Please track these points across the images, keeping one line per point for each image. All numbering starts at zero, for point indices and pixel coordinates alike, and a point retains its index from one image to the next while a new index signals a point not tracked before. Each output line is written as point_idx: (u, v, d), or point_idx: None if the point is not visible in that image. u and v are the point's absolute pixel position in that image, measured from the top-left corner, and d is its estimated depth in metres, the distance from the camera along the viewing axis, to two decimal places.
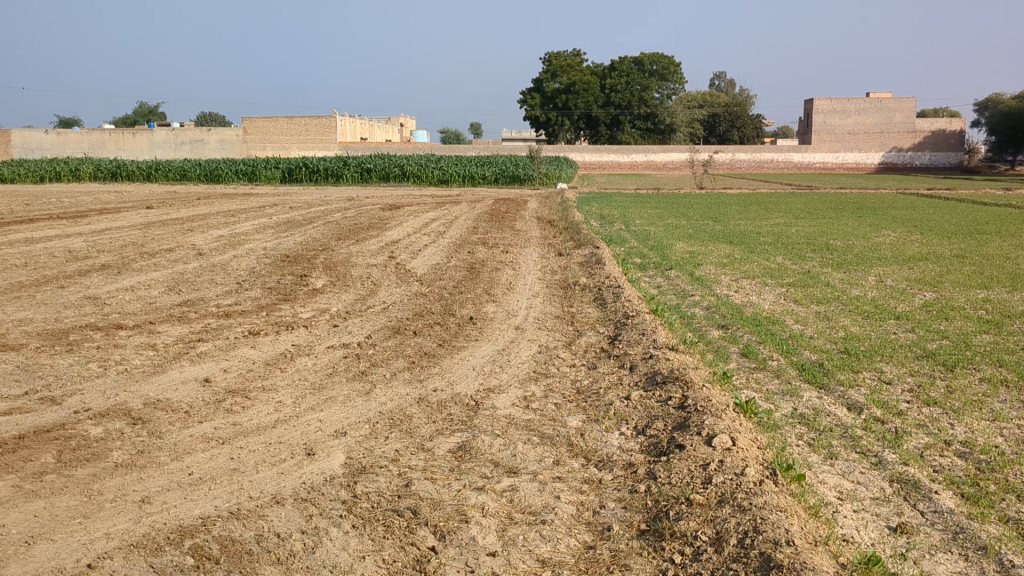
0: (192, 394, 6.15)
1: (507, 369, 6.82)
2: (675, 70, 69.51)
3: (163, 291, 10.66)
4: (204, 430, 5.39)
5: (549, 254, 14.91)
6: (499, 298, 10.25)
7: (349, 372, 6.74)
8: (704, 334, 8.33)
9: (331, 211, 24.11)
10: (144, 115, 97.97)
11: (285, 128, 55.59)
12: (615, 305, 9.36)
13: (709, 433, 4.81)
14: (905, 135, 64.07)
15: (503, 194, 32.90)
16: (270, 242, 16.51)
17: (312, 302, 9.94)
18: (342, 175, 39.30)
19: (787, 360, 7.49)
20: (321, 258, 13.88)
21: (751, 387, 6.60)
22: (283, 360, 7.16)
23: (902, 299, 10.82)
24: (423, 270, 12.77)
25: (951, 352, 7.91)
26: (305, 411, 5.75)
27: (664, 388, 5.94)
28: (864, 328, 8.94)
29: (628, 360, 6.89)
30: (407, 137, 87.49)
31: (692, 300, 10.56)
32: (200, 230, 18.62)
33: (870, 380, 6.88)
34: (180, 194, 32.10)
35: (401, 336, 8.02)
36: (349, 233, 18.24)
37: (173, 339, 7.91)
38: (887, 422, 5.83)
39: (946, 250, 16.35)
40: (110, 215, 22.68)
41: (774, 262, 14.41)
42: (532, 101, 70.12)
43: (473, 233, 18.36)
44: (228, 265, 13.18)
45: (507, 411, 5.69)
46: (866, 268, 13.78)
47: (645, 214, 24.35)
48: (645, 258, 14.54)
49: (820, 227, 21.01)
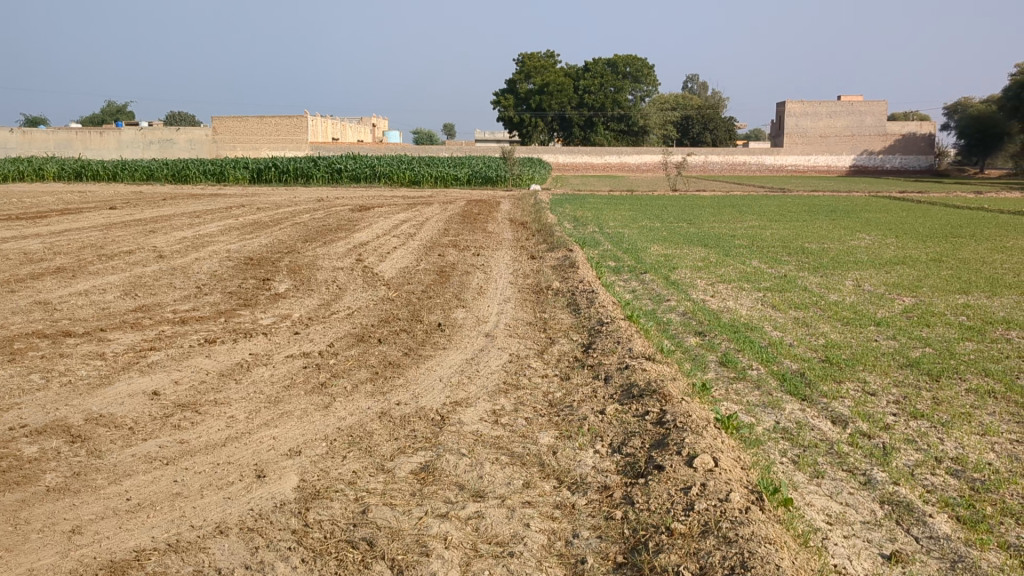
0: (139, 409, 5.76)
1: (475, 380, 6.47)
2: (649, 72, 69.80)
3: (118, 296, 10.22)
4: (148, 450, 5.00)
5: (521, 257, 14.57)
6: (469, 304, 9.90)
7: (308, 385, 6.36)
8: (680, 342, 8.03)
9: (300, 212, 23.65)
10: (112, 115, 96.74)
11: (254, 128, 55.36)
12: (589, 311, 9.05)
13: (690, 453, 4.48)
14: (876, 138, 64.36)
15: (475, 195, 32.55)
16: (235, 244, 16.04)
17: (274, 308, 9.54)
18: (312, 176, 38.78)
19: (768, 370, 7.19)
20: (286, 262, 13.46)
21: (730, 399, 6.29)
22: (239, 370, 6.78)
23: (881, 305, 10.57)
24: (391, 273, 12.41)
25: (934, 361, 7.64)
26: (259, 427, 5.38)
27: (640, 401, 5.63)
28: (845, 336, 8.67)
29: (603, 371, 6.57)
30: (379, 138, 86.81)
31: (668, 305, 10.26)
32: (161, 232, 18.11)
33: (853, 392, 6.59)
34: (146, 194, 31.47)
35: (365, 345, 7.66)
36: (317, 234, 17.85)
37: (124, 347, 7.49)
38: (874, 437, 5.54)
39: (923, 253, 16.16)
40: (72, 216, 22.07)
41: (749, 266, 14.15)
42: (504, 102, 69.30)
43: (444, 236, 17.96)
44: (189, 268, 12.74)
45: (474, 427, 5.35)
46: (843, 272, 13.55)
47: (618, 216, 24.02)
48: (620, 261, 14.24)
49: (794, 229, 20.81)
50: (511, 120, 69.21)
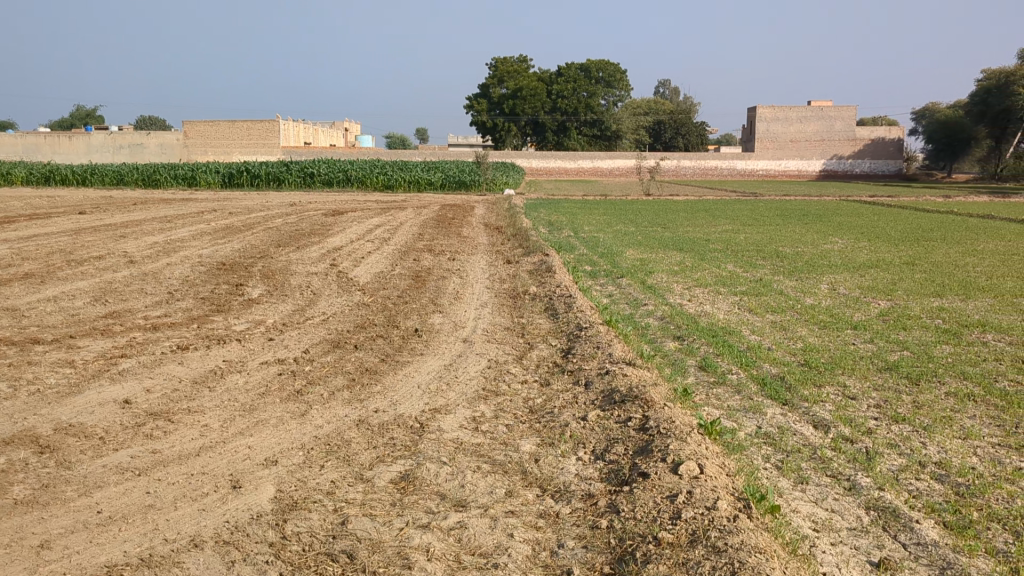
0: (110, 418, 5.61)
1: (455, 386, 6.38)
2: (622, 77, 70.05)
3: (88, 302, 10.03)
4: (119, 460, 4.87)
5: (497, 262, 14.49)
6: (446, 309, 9.81)
7: (283, 393, 6.23)
8: (660, 346, 7.98)
9: (273, 217, 23.43)
10: (81, 119, 95.81)
11: (225, 132, 54.91)
12: (567, 316, 8.99)
13: (675, 460, 4.42)
14: (846, 143, 64.92)
15: (449, 200, 32.49)
16: (207, 249, 15.85)
17: (248, 314, 9.40)
18: (284, 180, 38.48)
19: (748, 374, 7.16)
20: (259, 267, 13.31)
21: (712, 404, 6.25)
22: (212, 378, 6.65)
23: (857, 308, 10.60)
24: (366, 278, 12.29)
25: (913, 364, 7.64)
26: (234, 436, 5.26)
27: (622, 406, 5.56)
28: (823, 339, 8.66)
29: (583, 377, 6.50)
30: (352, 143, 86.50)
31: (645, 309, 10.22)
32: (131, 237, 17.87)
33: (834, 396, 6.56)
34: (116, 199, 31.12)
35: (341, 350, 7.55)
36: (291, 239, 17.70)
37: (93, 355, 7.33)
38: (857, 442, 5.51)
39: (895, 257, 16.25)
40: (40, 221, 21.75)
41: (725, 270, 14.16)
42: (477, 106, 68.54)
43: (419, 240, 17.86)
44: (161, 274, 12.56)
45: (454, 434, 5.26)
46: (818, 276, 13.58)
47: (592, 220, 24.01)
48: (595, 265, 14.22)
49: (768, 233, 20.88)
50: (484, 124, 68.82)
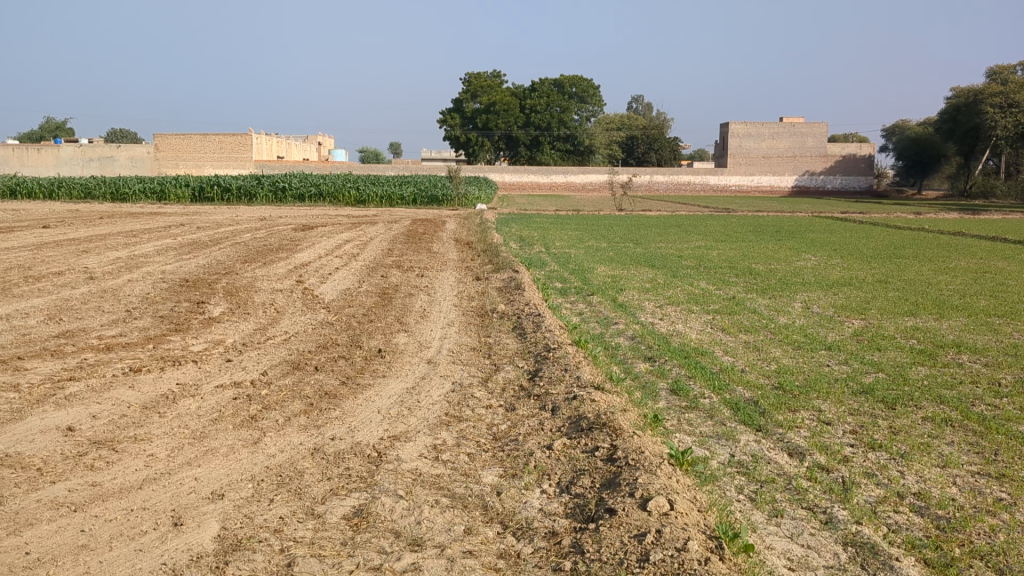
0: (50, 447, 5.31)
1: (416, 412, 6.12)
2: (595, 92, 70.28)
3: (41, 321, 9.68)
4: (54, 494, 4.57)
5: (466, 278, 14.25)
6: (411, 328, 9.55)
7: (236, 418, 5.95)
8: (630, 368, 7.76)
9: (241, 231, 23.08)
10: (50, 131, 94.71)
11: (196, 145, 54.50)
12: (535, 336, 8.75)
13: (644, 495, 4.19)
14: (818, 159, 65.34)
15: (420, 215, 32.19)
16: (171, 265, 15.49)
17: (206, 333, 9.09)
18: (255, 194, 38.07)
19: (720, 398, 6.95)
20: (223, 283, 12.99)
21: (682, 430, 6.04)
22: (163, 403, 6.35)
23: (831, 328, 10.45)
24: (333, 295, 12.00)
25: (888, 387, 7.47)
26: (181, 467, 4.98)
27: (589, 434, 5.34)
28: (796, 361, 8.48)
29: (550, 402, 6.27)
30: (325, 156, 86.18)
31: (616, 328, 10.00)
32: (93, 252, 17.46)
33: (808, 421, 6.36)
34: (82, 213, 30.59)
35: (300, 373, 7.26)
36: (257, 255, 17.33)
37: (40, 377, 7.00)
38: (833, 470, 5.32)
39: (868, 274, 16.17)
40: (2, 234, 21.26)
41: (698, 287, 14.01)
42: (450, 122, 69.09)
43: (388, 256, 17.57)
44: (120, 291, 12.19)
45: (412, 464, 5.00)
46: (791, 294, 13.44)
47: (564, 236, 23.85)
48: (566, 282, 14.03)
49: (740, 250, 20.80)
50: (458, 139, 68.86)
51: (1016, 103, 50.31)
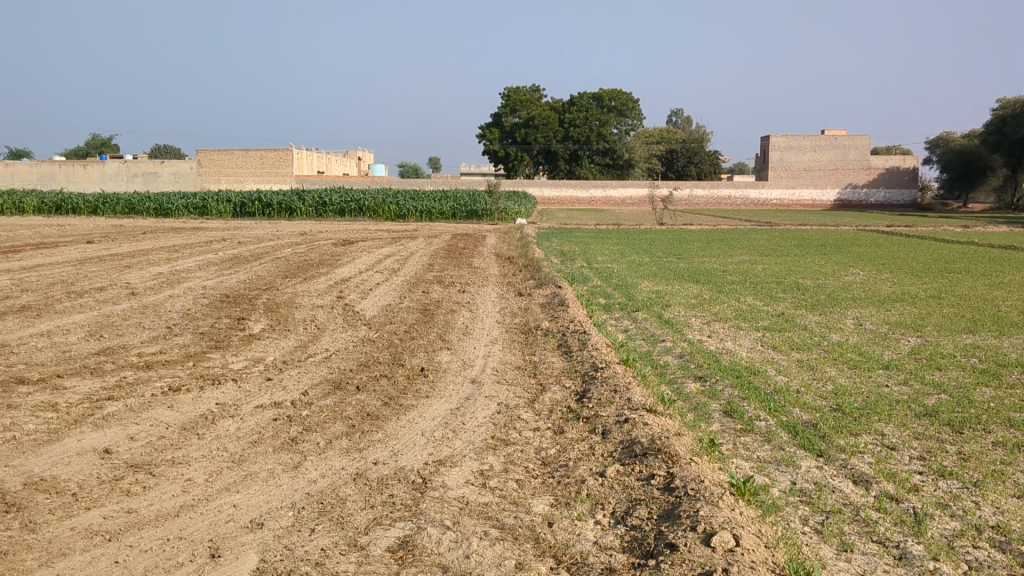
0: (86, 470, 5.17)
1: (461, 435, 5.90)
2: (634, 106, 70.07)
3: (82, 338, 9.62)
4: (90, 522, 4.41)
5: (508, 294, 14.05)
6: (454, 345, 9.35)
7: (276, 441, 5.78)
8: (681, 388, 7.50)
9: (282, 246, 23.11)
10: (96, 147, 96.16)
11: (238, 161, 55.02)
12: (582, 354, 8.51)
13: (707, 530, 3.94)
14: (861, 172, 64.51)
15: (461, 229, 32.06)
16: (212, 280, 15.46)
17: (247, 351, 8.96)
18: (296, 209, 38.27)
19: (777, 420, 6.67)
20: (264, 299, 12.90)
21: (740, 456, 5.78)
22: (202, 424, 6.19)
23: (886, 345, 10.10)
24: (373, 312, 11.86)
25: (952, 410, 7.12)
26: (220, 493, 4.80)
27: (643, 460, 5.08)
28: (853, 381, 8.16)
29: (599, 425, 6.02)
30: (365, 171, 86.66)
31: (664, 346, 9.72)
32: (136, 267, 17.52)
33: (872, 446, 6.06)
34: (126, 228, 30.85)
35: (341, 393, 7.08)
36: (297, 271, 17.24)
37: (79, 397, 6.88)
38: (903, 500, 5.02)
39: (921, 290, 15.73)
40: (47, 250, 21.44)
41: (745, 303, 13.70)
42: (489, 135, 69.21)
43: (428, 271, 17.43)
44: (161, 307, 12.15)
45: (458, 492, 4.78)
46: (841, 310, 13.09)
47: (605, 250, 23.58)
48: (610, 298, 13.78)
49: (786, 265, 20.41)
50: (497, 153, 69.01)
51: None
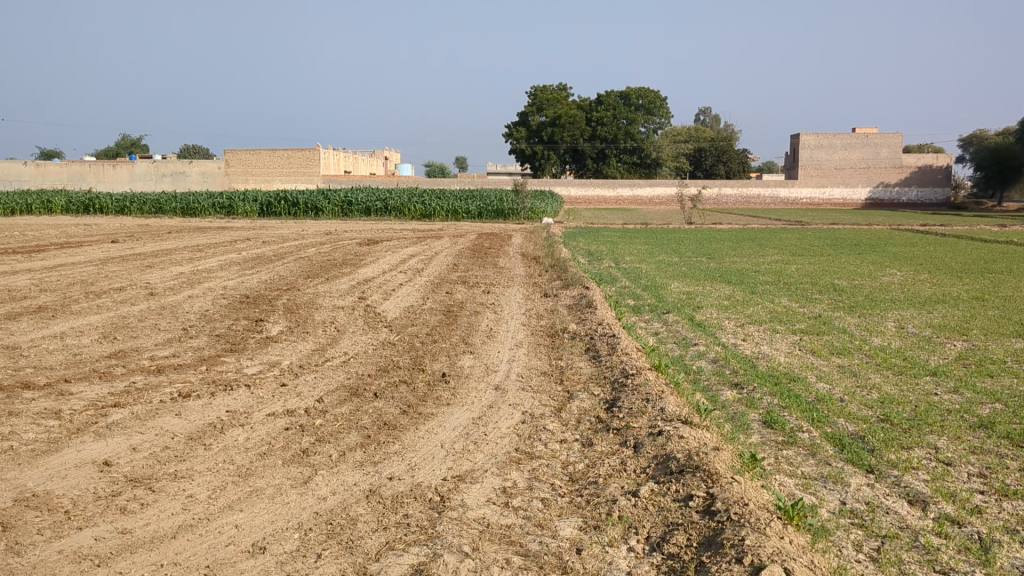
0: (83, 485, 4.83)
1: (483, 448, 5.52)
2: (662, 104, 69.58)
3: (94, 340, 9.32)
4: (78, 544, 4.06)
5: (534, 295, 13.66)
6: (477, 349, 8.97)
7: (287, 453, 5.42)
8: (717, 397, 7.09)
9: (306, 246, 22.81)
10: (125, 147, 96.94)
11: (266, 161, 55.06)
12: (610, 360, 8.10)
13: (755, 563, 3.55)
14: (892, 171, 63.59)
15: (487, 228, 31.68)
16: (233, 281, 15.16)
17: (262, 354, 8.62)
18: (322, 209, 38.09)
19: (821, 432, 6.25)
20: (284, 300, 12.61)
21: (783, 472, 5.37)
22: (210, 433, 5.85)
23: (931, 350, 9.62)
24: (395, 313, 11.51)
25: (1010, 421, 6.66)
26: (223, 513, 4.44)
27: (680, 478, 4.68)
28: (900, 388, 7.71)
29: (630, 437, 5.63)
30: (391, 170, 86.58)
31: (697, 351, 9.29)
32: (158, 267, 17.29)
33: (927, 462, 5.63)
34: (152, 228, 30.68)
35: (357, 400, 6.72)
36: (319, 270, 16.94)
37: (84, 404, 6.56)
38: (966, 525, 4.59)
39: (962, 290, 15.20)
40: (70, 250, 21.28)
41: (779, 304, 13.25)
42: (516, 134, 68.68)
43: (452, 271, 17.08)
44: (179, 308, 11.85)
45: (479, 513, 4.40)
46: (881, 312, 12.59)
47: (633, 250, 23.17)
48: (639, 299, 13.37)
49: (819, 264, 19.90)
50: (523, 152, 68.54)
51: None
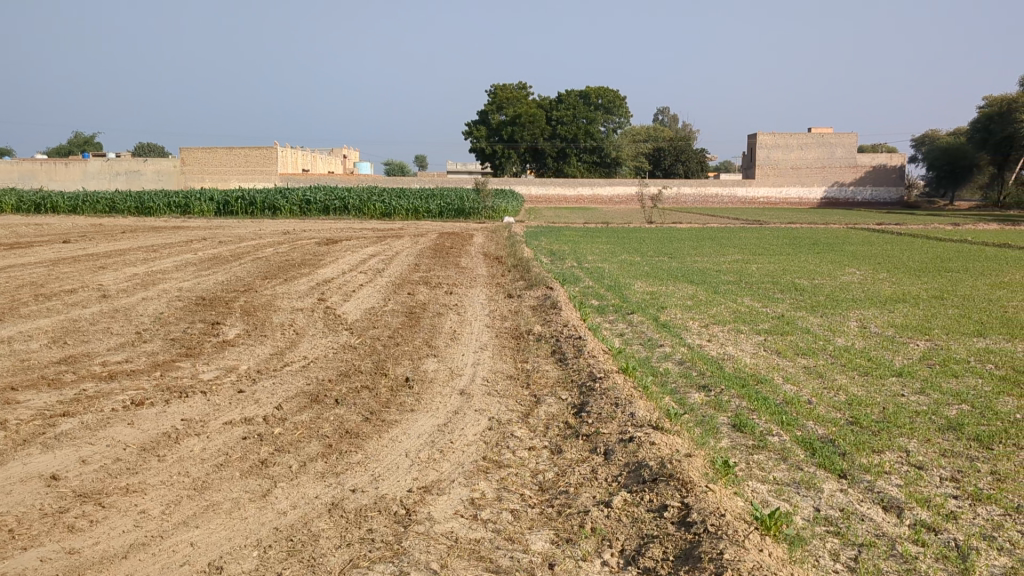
0: (28, 501, 4.60)
1: (450, 456, 5.36)
2: (621, 104, 69.93)
3: (43, 345, 9.02)
4: (22, 566, 3.84)
5: (497, 295, 13.52)
6: (441, 352, 8.80)
7: (245, 464, 5.22)
8: (686, 400, 6.98)
9: (263, 246, 22.46)
10: (78, 145, 95.27)
11: (222, 159, 54.30)
12: (577, 362, 7.97)
13: None
14: (848, 170, 64.31)
15: (448, 228, 31.46)
16: (188, 282, 14.83)
17: (219, 359, 8.38)
18: (280, 207, 37.65)
19: (791, 435, 6.16)
20: (241, 302, 12.35)
21: (755, 478, 5.26)
22: (165, 444, 5.62)
23: (895, 351, 9.60)
24: (356, 315, 11.30)
25: (978, 422, 6.62)
26: (178, 530, 4.24)
27: (653, 487, 4.55)
28: (867, 389, 7.66)
29: (600, 444, 5.50)
30: (350, 169, 86.02)
31: (663, 352, 9.19)
32: (111, 268, 16.90)
33: (899, 465, 5.57)
34: (105, 227, 30.08)
35: (318, 407, 6.52)
36: (277, 271, 16.67)
37: (31, 413, 6.29)
38: (942, 532, 4.51)
39: (922, 289, 15.29)
40: (20, 250, 20.77)
41: (742, 304, 13.22)
42: (476, 133, 68.47)
43: (414, 271, 16.90)
44: (132, 311, 11.54)
45: (446, 527, 4.24)
46: (844, 312, 12.60)
47: (595, 250, 23.13)
48: (603, 299, 13.28)
49: (780, 264, 19.96)
50: (483, 151, 68.11)
51: None
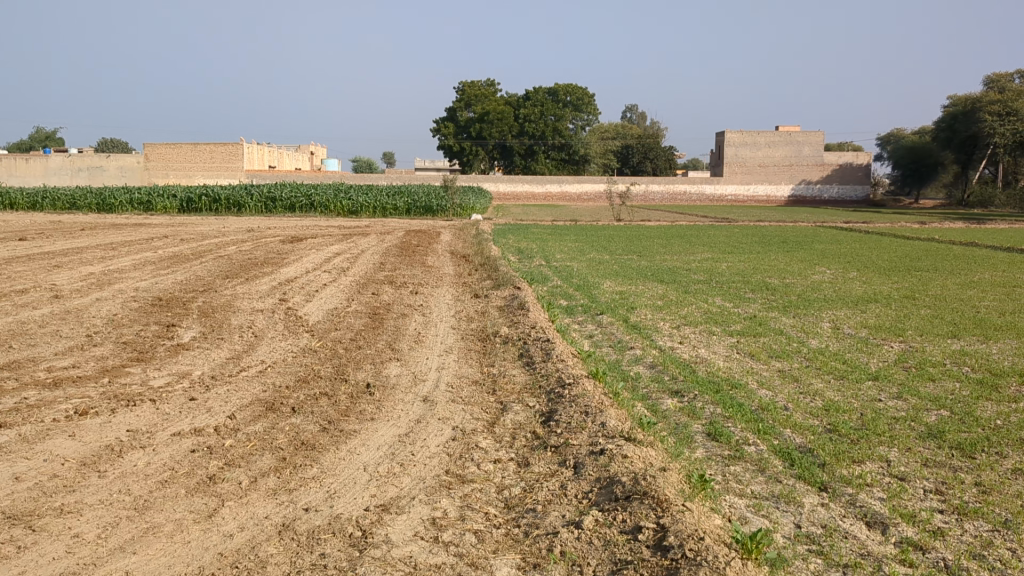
0: None
1: (411, 470, 5.06)
2: (590, 101, 69.78)
3: None
4: None
5: (464, 296, 13.22)
6: (404, 356, 8.48)
7: (191, 480, 4.88)
8: (659, 407, 6.72)
9: (226, 244, 22.00)
10: (40, 140, 93.86)
11: (187, 156, 53.63)
12: (545, 367, 7.69)
13: None
14: (814, 169, 64.62)
15: (415, 226, 31.14)
16: (146, 282, 14.36)
17: (171, 364, 7.99)
18: (245, 204, 37.06)
19: (768, 445, 5.91)
20: (199, 302, 11.95)
21: (732, 492, 5.01)
22: (107, 458, 5.27)
23: (870, 352, 9.42)
24: (318, 316, 10.94)
25: (959, 429, 6.42)
26: (113, 557, 3.90)
27: (627, 506, 4.28)
28: (844, 395, 7.44)
29: (569, 457, 5.22)
30: (317, 165, 85.30)
31: (634, 355, 8.93)
32: (66, 267, 16.43)
33: (880, 477, 5.33)
34: (65, 224, 29.45)
35: (272, 416, 6.18)
36: (238, 270, 16.26)
37: None
38: (930, 551, 4.28)
39: (893, 289, 15.17)
40: None
41: (713, 305, 13.02)
42: (444, 130, 68.00)
43: (379, 270, 16.56)
44: (84, 312, 11.09)
45: (405, 551, 3.94)
46: (816, 313, 12.41)
47: (565, 247, 22.92)
48: (573, 299, 13.04)
49: (750, 263, 19.80)
50: (451, 148, 67.72)
51: (1014, 111, 49.22)
